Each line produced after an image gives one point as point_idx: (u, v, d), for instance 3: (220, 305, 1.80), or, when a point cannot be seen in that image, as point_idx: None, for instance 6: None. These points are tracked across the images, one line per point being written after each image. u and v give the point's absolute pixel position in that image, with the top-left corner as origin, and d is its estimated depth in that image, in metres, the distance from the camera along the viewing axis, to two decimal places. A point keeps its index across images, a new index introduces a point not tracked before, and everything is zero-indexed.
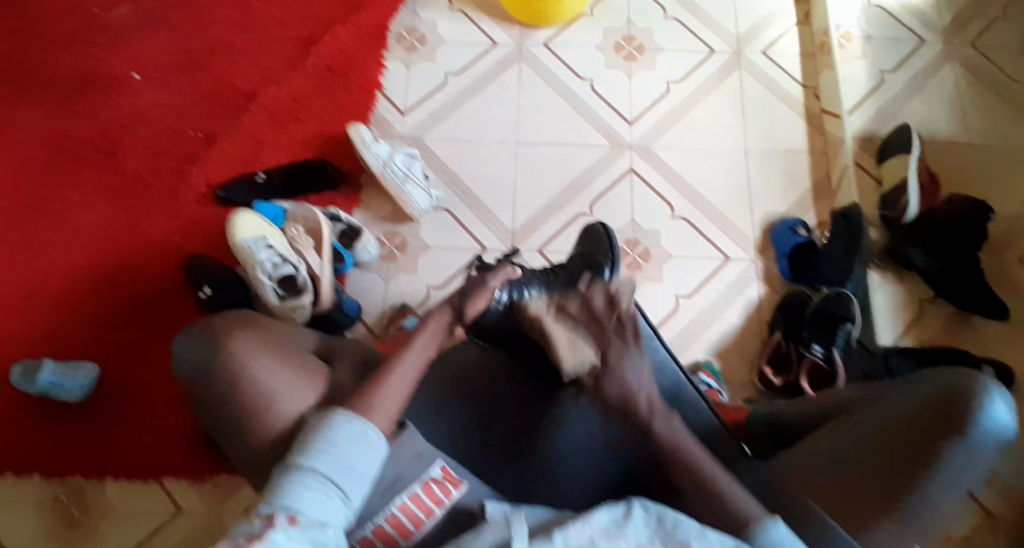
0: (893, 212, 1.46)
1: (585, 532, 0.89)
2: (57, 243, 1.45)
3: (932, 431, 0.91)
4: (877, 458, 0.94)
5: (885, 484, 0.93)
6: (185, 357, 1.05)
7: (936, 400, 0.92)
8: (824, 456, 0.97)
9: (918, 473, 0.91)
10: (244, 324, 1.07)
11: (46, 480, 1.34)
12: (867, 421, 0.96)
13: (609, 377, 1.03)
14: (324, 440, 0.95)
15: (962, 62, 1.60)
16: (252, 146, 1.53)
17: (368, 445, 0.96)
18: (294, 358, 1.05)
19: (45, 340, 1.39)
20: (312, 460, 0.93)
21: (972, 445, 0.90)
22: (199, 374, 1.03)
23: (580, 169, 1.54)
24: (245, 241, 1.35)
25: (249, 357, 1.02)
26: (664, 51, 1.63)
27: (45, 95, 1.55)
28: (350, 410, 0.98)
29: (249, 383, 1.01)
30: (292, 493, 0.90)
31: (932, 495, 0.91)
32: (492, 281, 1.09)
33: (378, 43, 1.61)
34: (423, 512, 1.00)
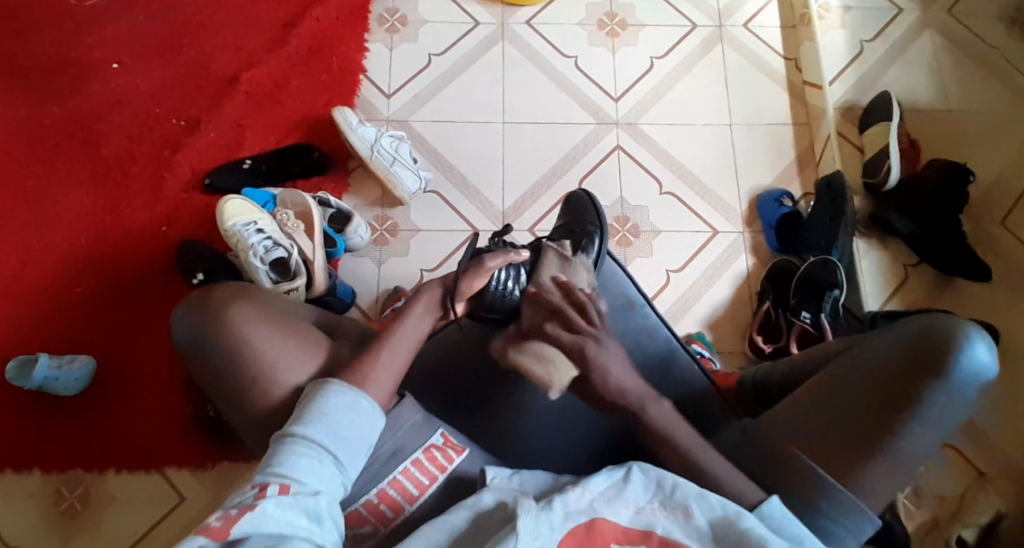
0: (875, 179, 1.50)
1: (584, 497, 0.92)
2: (44, 238, 1.45)
3: (913, 373, 0.96)
4: (861, 402, 0.98)
5: (869, 427, 0.97)
6: (185, 328, 1.04)
7: (916, 344, 0.97)
8: (810, 403, 1.01)
9: (900, 415, 0.96)
10: (245, 297, 1.05)
11: (47, 475, 1.35)
12: (850, 368, 1.00)
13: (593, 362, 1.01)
14: (318, 409, 0.96)
15: (939, 29, 1.62)
16: (235, 132, 1.51)
17: (362, 415, 0.98)
18: (294, 328, 1.05)
19: (38, 336, 1.39)
20: (305, 428, 0.95)
21: (951, 387, 0.95)
22: (201, 346, 1.02)
23: (567, 147, 1.54)
24: (234, 227, 1.36)
25: (249, 329, 1.01)
26: (647, 26, 1.63)
27: (22, 87, 1.53)
28: (345, 382, 1.00)
29: (249, 355, 1.01)
30: (285, 461, 0.92)
31: (914, 435, 0.96)
32: (491, 261, 1.14)
33: (359, 23, 1.59)
34: (427, 478, 1.01)
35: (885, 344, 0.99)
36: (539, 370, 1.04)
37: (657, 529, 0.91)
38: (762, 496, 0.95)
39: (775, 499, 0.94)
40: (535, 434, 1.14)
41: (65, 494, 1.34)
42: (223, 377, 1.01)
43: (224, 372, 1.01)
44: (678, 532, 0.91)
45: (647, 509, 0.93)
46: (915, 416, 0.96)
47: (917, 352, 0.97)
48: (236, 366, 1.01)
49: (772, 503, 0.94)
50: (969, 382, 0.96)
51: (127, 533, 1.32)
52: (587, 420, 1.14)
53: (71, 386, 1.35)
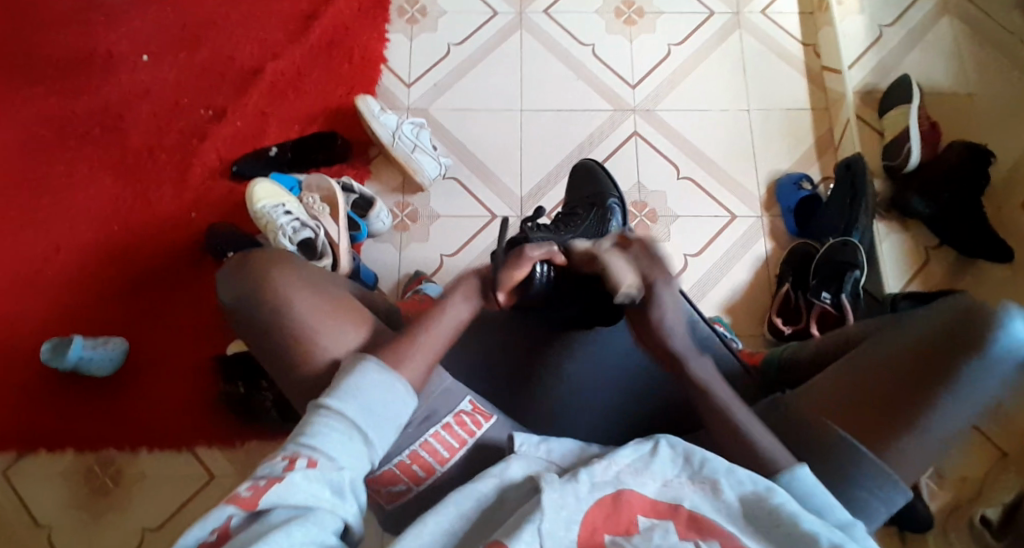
0: (893, 162, 1.50)
1: (610, 468, 0.87)
2: (77, 225, 1.49)
3: (954, 349, 0.90)
4: (897, 376, 0.92)
5: (905, 402, 0.91)
6: (229, 291, 1.02)
7: (957, 322, 0.91)
8: (843, 374, 0.95)
9: (939, 391, 0.90)
10: (293, 263, 1.02)
11: (79, 454, 1.38)
12: (888, 342, 0.94)
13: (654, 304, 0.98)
14: (350, 384, 0.92)
15: (958, 13, 1.61)
16: (260, 122, 1.56)
17: (394, 395, 0.92)
18: (338, 298, 1.02)
19: (71, 319, 1.44)
20: (338, 402, 0.90)
21: (989, 363, 0.90)
22: (246, 309, 1.00)
23: (584, 134, 1.56)
24: (264, 209, 1.40)
25: (293, 294, 0.98)
26: (664, 14, 1.65)
27: (56, 80, 1.58)
28: (380, 362, 0.94)
29: (294, 319, 0.97)
30: (315, 433, 0.88)
31: (949, 413, 0.90)
32: (532, 250, 1.03)
33: (379, 14, 1.62)
34: (457, 441, 0.97)
35: (926, 318, 0.93)
36: (620, 267, 1.01)
37: (685, 503, 0.85)
38: (793, 460, 0.89)
39: (805, 468, 0.88)
40: (558, 408, 1.08)
41: (97, 472, 1.38)
42: (265, 341, 0.99)
43: (267, 337, 0.99)
44: (706, 505, 0.85)
45: (676, 482, 0.87)
46: (951, 393, 0.90)
47: (958, 327, 0.91)
48: (281, 332, 0.98)
49: (799, 472, 0.88)
50: (1010, 362, 0.90)
51: (157, 510, 1.35)
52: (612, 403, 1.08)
53: (104, 365, 1.40)
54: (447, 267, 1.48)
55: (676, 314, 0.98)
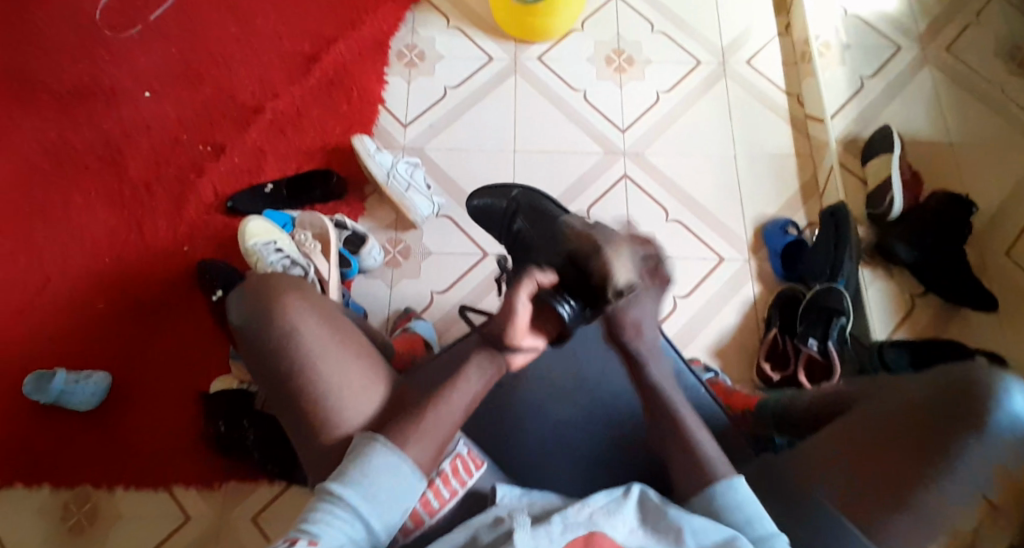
0: (878, 210, 1.53)
1: (584, 511, 0.92)
2: (66, 256, 1.49)
3: (945, 422, 0.93)
4: (888, 458, 0.95)
5: (897, 476, 0.94)
6: (238, 313, 1.09)
7: (953, 394, 0.93)
8: (837, 442, 0.99)
9: (930, 465, 0.93)
10: (303, 289, 1.09)
11: (55, 489, 1.36)
12: (880, 411, 0.98)
13: (632, 307, 1.09)
14: (358, 468, 0.96)
15: (938, 67, 1.67)
16: (256, 157, 1.58)
17: (400, 480, 0.96)
18: (339, 329, 1.09)
19: (55, 351, 1.43)
20: (343, 487, 0.94)
21: (989, 438, 0.91)
22: (253, 334, 1.07)
23: (573, 176, 1.59)
24: (255, 246, 1.41)
25: (296, 321, 1.06)
26: (653, 63, 1.70)
27: (55, 112, 1.60)
28: (388, 444, 0.98)
29: (294, 346, 1.05)
30: (317, 518, 0.92)
31: (944, 489, 0.92)
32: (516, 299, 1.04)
33: (377, 57, 1.66)
34: (448, 492, 1.03)
35: (913, 392, 0.96)
36: (619, 266, 1.08)
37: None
38: (732, 472, 0.98)
39: (741, 480, 0.97)
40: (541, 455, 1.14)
41: (73, 509, 1.36)
42: (269, 367, 1.06)
43: (272, 362, 1.06)
44: None
45: (640, 528, 0.93)
46: (947, 467, 0.92)
47: (949, 398, 0.94)
48: (287, 360, 1.05)
49: (735, 482, 0.97)
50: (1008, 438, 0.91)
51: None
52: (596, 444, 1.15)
53: (88, 400, 1.38)
54: (438, 304, 1.50)
55: (648, 318, 1.10)
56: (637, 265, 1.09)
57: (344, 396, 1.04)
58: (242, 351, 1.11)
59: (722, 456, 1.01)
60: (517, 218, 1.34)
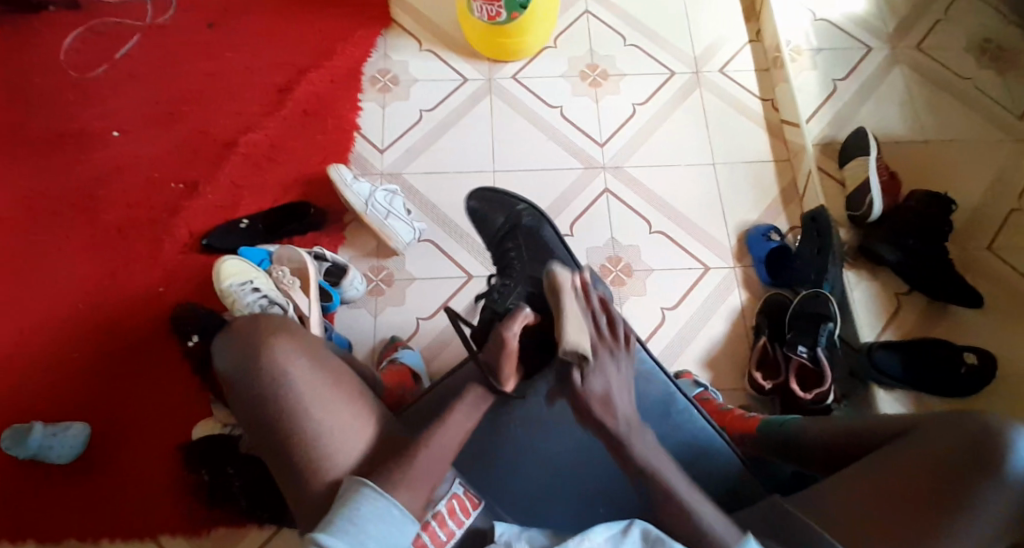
0: (858, 212, 1.54)
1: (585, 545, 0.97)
2: (42, 305, 1.47)
3: (963, 472, 0.99)
4: (904, 508, 1.00)
5: (919, 517, 0.99)
6: (225, 359, 1.10)
7: (966, 450, 1.01)
8: (859, 482, 1.04)
9: (950, 509, 0.99)
10: (292, 332, 1.11)
11: (41, 544, 1.34)
12: (904, 458, 1.03)
13: (594, 380, 1.09)
14: (346, 516, 0.98)
15: (909, 66, 1.68)
16: (231, 193, 1.55)
17: (387, 524, 0.99)
18: (329, 368, 1.10)
19: (35, 403, 1.41)
20: (332, 537, 0.96)
21: (1002, 486, 0.98)
22: (242, 380, 1.08)
23: (553, 194, 1.58)
24: (230, 287, 1.42)
25: (286, 364, 1.07)
26: (627, 76, 1.69)
27: (24, 156, 1.57)
28: (377, 487, 1.01)
29: (285, 388, 1.06)
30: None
31: (962, 532, 0.98)
32: (507, 330, 1.12)
33: (351, 83, 1.64)
34: (445, 534, 1.04)
35: (931, 447, 1.02)
36: (574, 323, 1.10)
37: None
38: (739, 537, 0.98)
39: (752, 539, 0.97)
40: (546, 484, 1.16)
41: None
42: (259, 410, 1.07)
43: (261, 405, 1.07)
44: None
45: None
46: (965, 513, 0.98)
47: (970, 449, 1.00)
48: (276, 404, 1.06)
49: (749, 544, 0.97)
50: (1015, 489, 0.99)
51: None
52: (595, 468, 1.15)
53: (67, 453, 1.36)
54: (423, 331, 1.48)
55: (617, 384, 1.09)
56: (598, 330, 1.11)
57: (335, 438, 1.06)
58: (230, 397, 1.11)
59: (721, 522, 1.01)
60: (513, 236, 1.33)
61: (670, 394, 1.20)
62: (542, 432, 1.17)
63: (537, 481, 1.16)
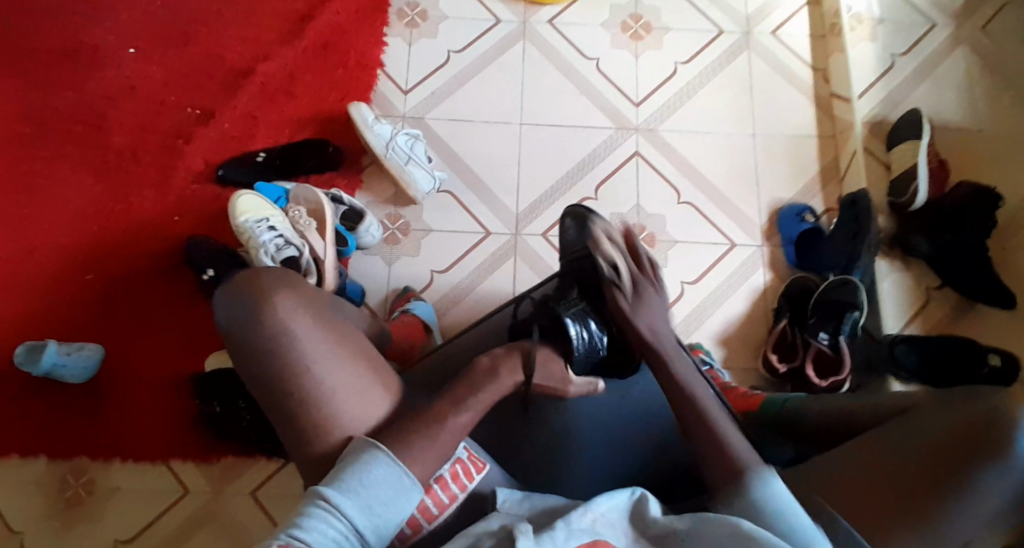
0: (901, 198, 1.46)
1: (586, 517, 0.91)
2: (53, 223, 1.46)
3: (966, 445, 0.94)
4: (902, 484, 0.95)
5: (914, 488, 0.94)
6: (224, 310, 0.97)
7: (973, 427, 0.94)
8: (851, 455, 0.99)
9: (950, 481, 0.93)
10: (295, 287, 0.98)
11: (50, 460, 1.36)
12: (904, 434, 0.98)
13: (640, 310, 1.06)
14: (355, 476, 0.89)
15: (971, 46, 1.57)
16: (248, 124, 1.51)
17: (398, 493, 0.90)
18: (334, 326, 0.99)
19: (44, 321, 1.41)
20: (338, 495, 0.88)
21: (1011, 464, 0.92)
22: (241, 333, 0.95)
23: (581, 153, 1.51)
24: (247, 223, 1.38)
25: (287, 320, 0.95)
26: (671, 31, 1.60)
27: (39, 70, 1.53)
28: (390, 452, 0.91)
29: (287, 347, 0.94)
30: (308, 525, 0.86)
31: (962, 510, 0.92)
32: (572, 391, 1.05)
33: (378, 16, 1.57)
34: (448, 497, 0.97)
35: (939, 425, 0.96)
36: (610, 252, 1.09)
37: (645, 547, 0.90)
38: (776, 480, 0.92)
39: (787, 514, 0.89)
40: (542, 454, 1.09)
41: (68, 482, 1.36)
42: (259, 373, 0.95)
43: (262, 373, 0.95)
44: None
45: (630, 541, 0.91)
46: (966, 489, 0.93)
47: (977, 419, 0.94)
48: (277, 361, 0.94)
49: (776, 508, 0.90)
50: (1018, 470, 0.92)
51: (127, 525, 1.34)
52: (603, 442, 1.09)
53: (76, 375, 1.37)
54: (437, 284, 1.45)
55: (662, 316, 1.07)
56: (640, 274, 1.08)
57: (342, 403, 0.95)
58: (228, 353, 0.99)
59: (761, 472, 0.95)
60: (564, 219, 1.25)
61: None
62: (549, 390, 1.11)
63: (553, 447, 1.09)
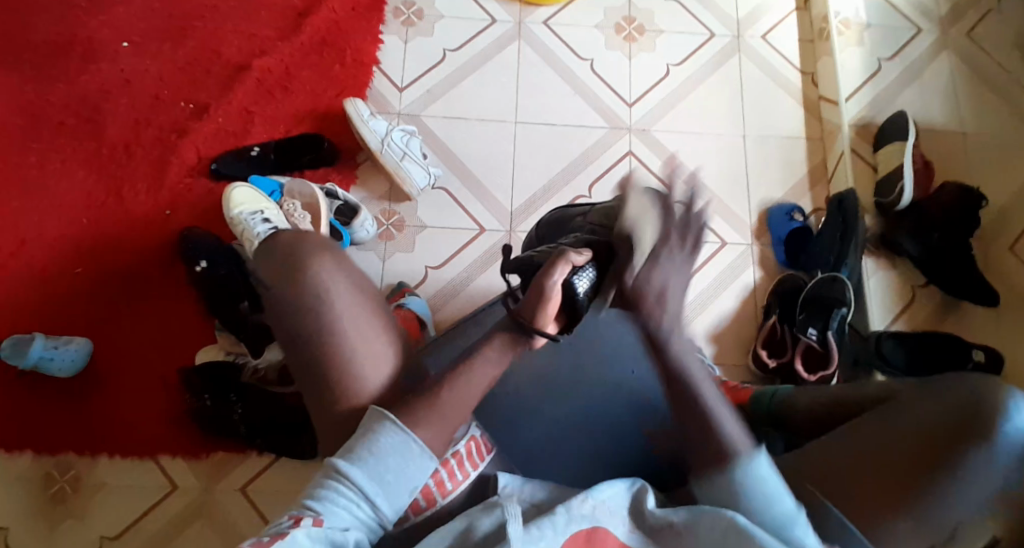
0: (888, 198, 1.49)
1: (586, 505, 0.91)
2: (43, 215, 1.44)
3: (954, 436, 0.95)
4: (891, 467, 0.96)
5: (903, 477, 0.95)
6: (272, 269, 1.06)
7: (960, 412, 0.96)
8: (834, 443, 1.01)
9: (938, 472, 0.94)
10: (335, 255, 1.06)
11: (37, 456, 1.34)
12: (891, 417, 0.99)
13: (651, 275, 0.94)
14: (366, 447, 0.91)
15: (956, 52, 1.61)
16: (243, 119, 1.51)
17: (408, 460, 0.91)
18: (367, 292, 1.04)
19: (32, 314, 1.39)
20: (350, 466, 0.90)
21: (995, 455, 0.94)
22: (281, 289, 1.03)
23: (576, 150, 1.53)
24: (240, 215, 1.37)
25: (325, 282, 1.02)
26: (664, 34, 1.62)
27: (32, 62, 1.52)
28: (397, 421, 0.93)
29: (320, 305, 1.00)
30: (322, 497, 0.89)
31: (950, 499, 0.94)
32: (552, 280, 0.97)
33: (375, 14, 1.58)
34: (462, 475, 0.98)
35: (927, 410, 0.97)
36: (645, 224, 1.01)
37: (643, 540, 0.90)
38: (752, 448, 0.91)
39: (764, 455, 0.91)
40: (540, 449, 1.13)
41: (54, 478, 1.34)
42: (291, 327, 1.01)
43: (295, 326, 1.00)
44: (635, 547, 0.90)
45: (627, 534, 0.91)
46: (953, 479, 0.94)
47: (964, 411, 0.96)
48: (308, 316, 1.00)
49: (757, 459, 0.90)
50: (1004, 455, 0.94)
51: (115, 522, 1.32)
52: (603, 437, 1.13)
53: (66, 367, 1.35)
54: (431, 280, 1.45)
55: (677, 282, 0.94)
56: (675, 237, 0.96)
57: (361, 358, 0.98)
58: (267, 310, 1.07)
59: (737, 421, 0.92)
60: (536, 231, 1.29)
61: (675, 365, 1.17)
62: (538, 363, 1.17)
63: (538, 423, 1.14)
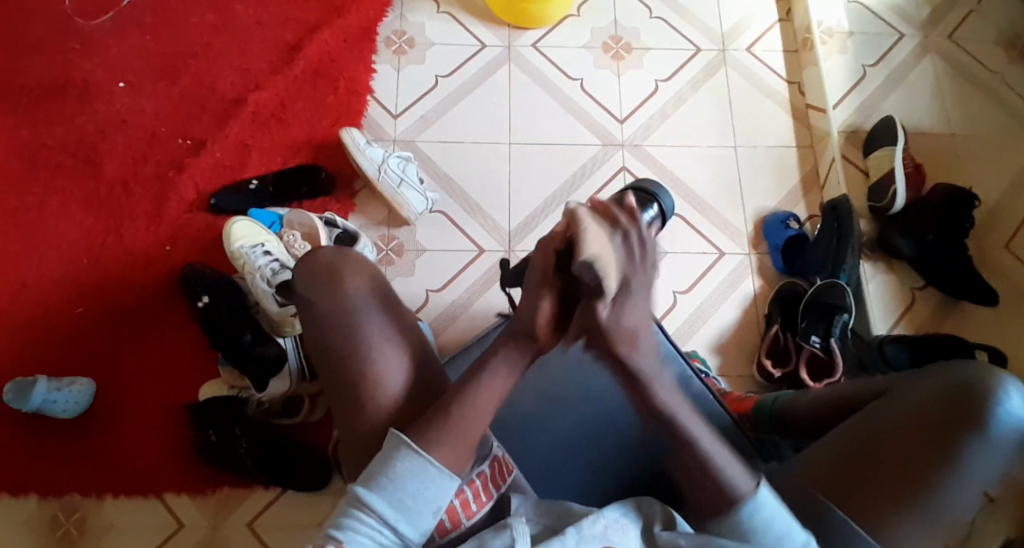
0: (881, 202, 1.51)
1: (599, 524, 0.91)
2: (44, 255, 1.45)
3: (952, 424, 0.95)
4: (893, 461, 0.96)
5: (905, 473, 0.96)
6: (304, 279, 1.03)
7: (954, 398, 0.96)
8: (834, 442, 1.01)
9: (938, 463, 0.95)
10: (370, 272, 1.04)
11: (43, 497, 1.33)
12: (887, 409, 0.99)
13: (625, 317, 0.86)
14: (386, 472, 0.91)
15: (938, 56, 1.64)
16: (239, 153, 1.52)
17: (428, 483, 0.91)
18: (399, 313, 1.03)
19: (34, 356, 1.39)
20: (370, 493, 0.90)
21: (993, 440, 0.94)
22: (314, 305, 1.01)
23: (571, 167, 1.54)
24: (242, 249, 1.38)
25: (359, 303, 1.01)
26: (651, 50, 1.65)
27: (29, 104, 1.54)
28: (414, 445, 0.91)
29: (351, 326, 1.00)
30: (345, 525, 0.89)
31: (953, 490, 0.94)
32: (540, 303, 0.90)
33: (366, 43, 1.60)
34: (487, 496, 0.97)
35: (920, 398, 0.98)
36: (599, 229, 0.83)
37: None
38: (752, 486, 0.91)
39: (763, 491, 0.91)
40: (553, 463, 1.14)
41: (61, 519, 1.32)
42: (321, 343, 1.00)
43: (324, 342, 1.00)
44: None
45: None
46: (954, 470, 0.94)
47: (958, 398, 0.96)
48: (340, 334, 0.99)
49: (758, 498, 0.90)
50: (1002, 437, 0.94)
51: None
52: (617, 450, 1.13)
53: (70, 408, 1.34)
54: (433, 303, 1.45)
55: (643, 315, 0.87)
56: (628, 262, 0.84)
57: (379, 358, 0.99)
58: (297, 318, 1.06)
59: (734, 459, 0.91)
60: None
61: (685, 376, 1.13)
62: (549, 378, 1.15)
63: (546, 431, 1.14)
